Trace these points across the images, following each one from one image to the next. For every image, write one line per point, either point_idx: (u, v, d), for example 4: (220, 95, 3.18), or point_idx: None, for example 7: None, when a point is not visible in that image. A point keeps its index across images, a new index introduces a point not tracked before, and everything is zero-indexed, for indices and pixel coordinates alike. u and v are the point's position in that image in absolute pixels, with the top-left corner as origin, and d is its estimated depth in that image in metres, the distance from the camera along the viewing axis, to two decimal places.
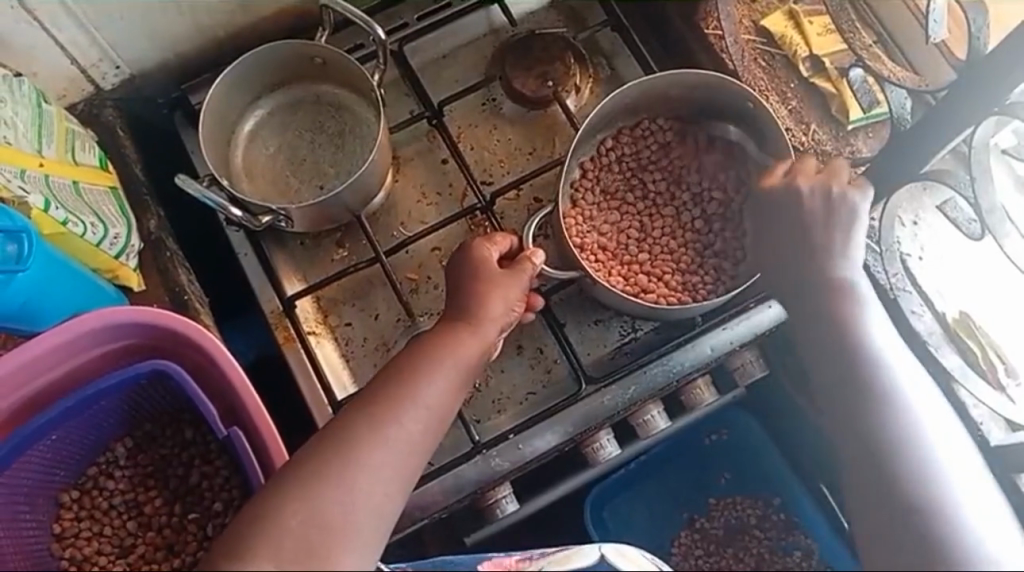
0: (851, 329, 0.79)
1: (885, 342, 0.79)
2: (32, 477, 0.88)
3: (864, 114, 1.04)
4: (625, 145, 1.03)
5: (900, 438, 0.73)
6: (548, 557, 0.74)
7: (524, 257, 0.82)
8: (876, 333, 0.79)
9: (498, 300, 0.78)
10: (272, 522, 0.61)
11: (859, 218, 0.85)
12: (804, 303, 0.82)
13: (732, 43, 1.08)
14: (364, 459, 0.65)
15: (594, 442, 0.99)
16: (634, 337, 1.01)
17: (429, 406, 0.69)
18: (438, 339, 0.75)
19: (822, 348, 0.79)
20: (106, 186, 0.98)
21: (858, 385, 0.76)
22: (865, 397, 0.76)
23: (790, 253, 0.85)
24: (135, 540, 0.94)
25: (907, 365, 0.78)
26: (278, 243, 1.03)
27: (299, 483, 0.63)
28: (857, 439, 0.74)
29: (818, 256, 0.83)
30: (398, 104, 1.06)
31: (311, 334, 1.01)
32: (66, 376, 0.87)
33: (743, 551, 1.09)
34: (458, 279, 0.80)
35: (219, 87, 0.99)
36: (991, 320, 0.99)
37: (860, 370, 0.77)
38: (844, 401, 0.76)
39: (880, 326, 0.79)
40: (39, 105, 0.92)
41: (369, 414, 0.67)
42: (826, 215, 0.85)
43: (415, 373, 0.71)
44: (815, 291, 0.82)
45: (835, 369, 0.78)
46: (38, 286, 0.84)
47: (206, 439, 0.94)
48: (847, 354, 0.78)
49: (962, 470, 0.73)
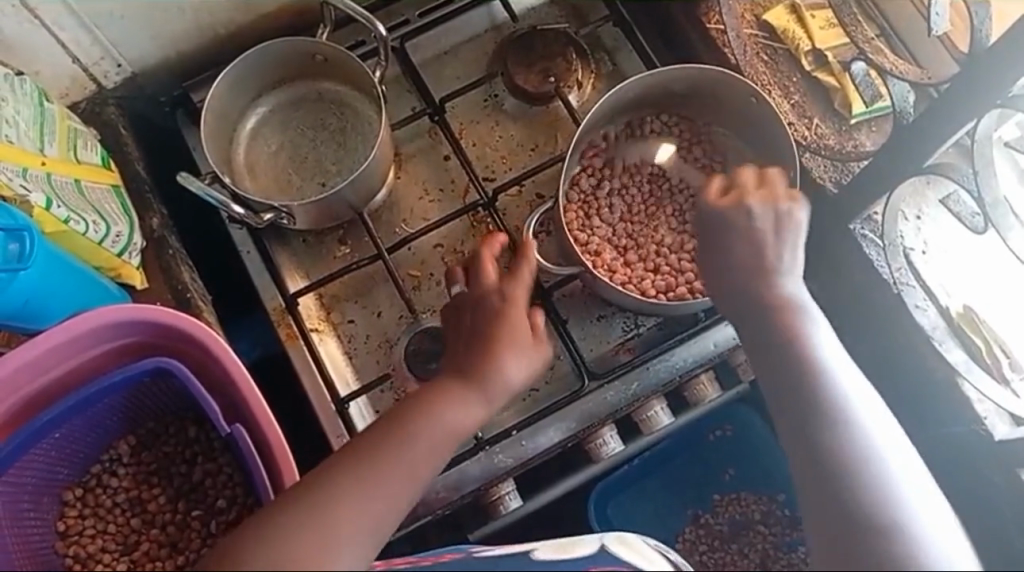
0: (795, 355, 0.70)
1: (830, 349, 0.70)
2: (34, 476, 0.88)
3: (867, 108, 1.04)
4: (626, 142, 1.03)
5: (847, 446, 0.66)
6: (545, 543, 0.75)
7: (533, 327, 0.75)
8: (821, 340, 0.70)
9: (511, 359, 0.72)
10: (284, 535, 0.60)
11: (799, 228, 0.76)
12: (745, 326, 0.73)
13: (735, 38, 1.07)
14: (349, 513, 0.61)
15: (596, 439, 0.99)
16: (638, 333, 1.00)
17: (425, 459, 0.66)
18: (445, 386, 0.70)
19: (773, 368, 0.70)
20: (109, 185, 0.98)
21: (802, 399, 0.68)
22: (811, 409, 0.67)
23: (729, 274, 0.75)
24: (139, 537, 0.94)
25: (858, 386, 0.69)
26: (280, 241, 1.03)
27: (279, 530, 0.60)
28: (801, 447, 0.67)
29: (753, 272, 0.73)
30: (400, 101, 1.06)
31: (314, 330, 1.01)
32: (68, 375, 0.87)
33: (748, 547, 1.09)
34: (467, 326, 0.75)
35: (221, 85, 0.99)
36: (993, 312, 0.99)
37: (800, 378, 0.69)
38: (786, 413, 0.69)
39: (831, 345, 0.71)
40: (41, 104, 0.92)
41: (359, 464, 0.64)
42: (775, 229, 0.75)
43: (416, 423, 0.67)
44: (751, 312, 0.73)
45: (781, 385, 0.69)
46: (40, 284, 0.84)
47: (209, 437, 0.95)
48: (792, 384, 0.69)
49: (906, 464, 0.66)
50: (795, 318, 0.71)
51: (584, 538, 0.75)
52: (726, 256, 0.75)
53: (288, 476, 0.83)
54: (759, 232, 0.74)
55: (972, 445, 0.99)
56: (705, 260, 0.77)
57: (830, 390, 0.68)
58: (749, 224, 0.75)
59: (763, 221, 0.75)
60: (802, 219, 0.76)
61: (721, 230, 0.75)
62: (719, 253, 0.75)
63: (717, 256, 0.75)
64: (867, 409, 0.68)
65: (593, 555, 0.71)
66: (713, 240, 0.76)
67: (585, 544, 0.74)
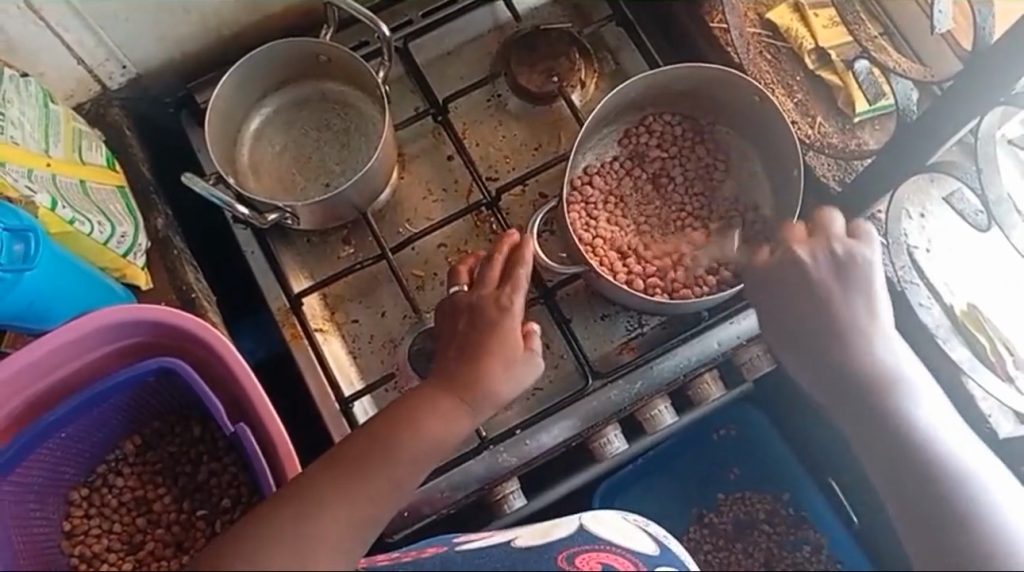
0: (891, 402, 0.75)
1: (909, 376, 0.77)
2: (40, 476, 0.89)
3: (870, 106, 1.04)
4: (628, 144, 1.03)
5: (955, 491, 0.73)
6: (526, 532, 0.78)
7: (525, 339, 0.76)
8: (914, 386, 0.77)
9: (499, 369, 0.73)
10: (266, 532, 0.61)
11: (865, 266, 0.81)
12: (829, 368, 0.78)
13: (738, 37, 1.07)
14: (328, 514, 0.63)
15: (600, 438, 0.98)
16: (641, 332, 1.00)
17: (410, 461, 0.67)
18: (436, 392, 0.72)
19: (856, 402, 0.77)
20: (114, 186, 0.98)
21: (887, 432, 0.75)
22: (898, 440, 0.74)
23: (810, 318, 0.80)
24: (144, 537, 0.94)
25: (954, 428, 0.76)
26: (284, 241, 1.03)
27: (260, 532, 0.61)
28: (893, 477, 0.74)
29: (835, 316, 0.79)
30: (403, 101, 1.06)
31: (319, 330, 1.01)
32: (73, 375, 0.87)
33: (753, 546, 1.10)
34: (462, 331, 0.76)
35: (225, 86, 0.99)
36: (999, 313, 0.99)
37: (899, 423, 0.75)
38: (874, 444, 0.75)
39: (922, 389, 0.77)
40: (45, 106, 0.92)
41: (339, 469, 0.65)
42: (833, 274, 0.81)
43: (401, 428, 0.69)
44: (835, 357, 0.78)
45: (866, 419, 0.76)
46: (46, 285, 0.85)
47: (214, 436, 0.95)
48: (892, 430, 0.75)
49: (1001, 496, 0.75)
50: (869, 351, 0.77)
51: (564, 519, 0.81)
52: (790, 297, 0.81)
53: (290, 470, 0.84)
54: (809, 275, 0.81)
55: None
56: (774, 299, 0.83)
57: (931, 435, 0.74)
58: (815, 269, 0.81)
59: (820, 268, 0.81)
60: (868, 256, 0.81)
61: (779, 274, 0.83)
62: (786, 296, 0.82)
63: (794, 297, 0.81)
64: (966, 449, 0.75)
65: (573, 535, 0.76)
66: (766, 284, 0.83)
67: (563, 528, 0.78)
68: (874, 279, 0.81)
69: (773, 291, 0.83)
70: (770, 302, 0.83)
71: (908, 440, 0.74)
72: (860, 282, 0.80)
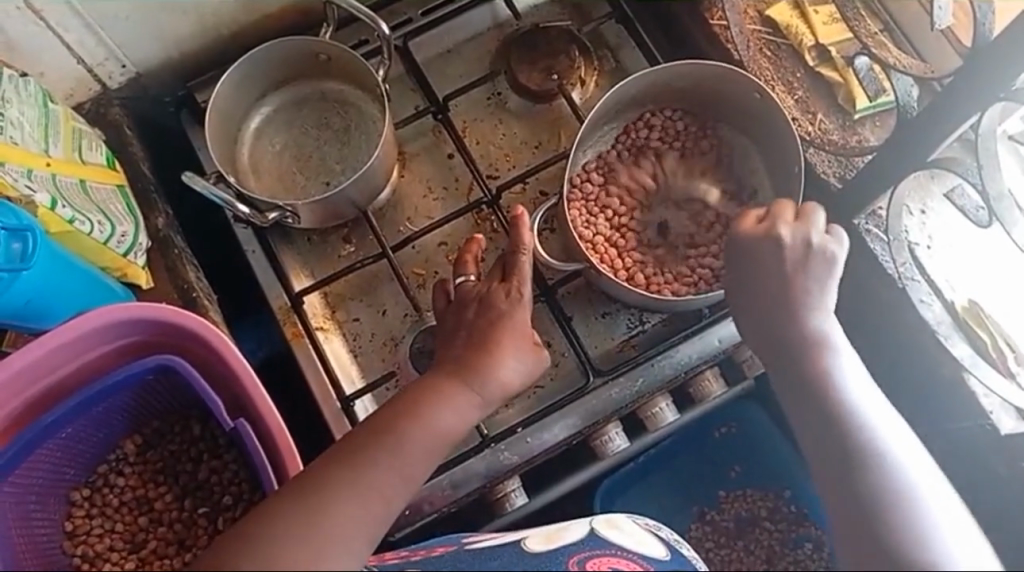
0: (823, 388, 0.72)
1: (858, 388, 0.72)
2: (41, 476, 0.88)
3: (870, 103, 1.04)
4: (628, 140, 1.03)
5: (877, 473, 0.67)
6: (538, 532, 0.78)
7: (534, 334, 0.76)
8: (851, 378, 0.73)
9: (509, 359, 0.73)
10: (273, 525, 0.60)
11: (833, 256, 0.78)
12: (776, 358, 0.76)
13: (738, 34, 1.07)
14: (336, 504, 0.62)
15: (602, 435, 0.98)
16: (642, 330, 1.00)
17: (415, 452, 0.67)
18: (441, 383, 0.71)
19: (808, 407, 0.72)
20: (114, 185, 0.98)
21: (836, 436, 0.70)
22: (845, 447, 0.69)
23: (764, 309, 0.78)
24: (146, 536, 0.94)
25: (892, 423, 0.71)
26: (284, 240, 1.03)
27: (267, 525, 0.60)
28: (835, 485, 0.68)
29: (782, 306, 0.77)
30: (403, 99, 1.06)
31: (320, 329, 1.01)
32: (74, 375, 0.87)
33: (754, 543, 1.10)
34: (469, 322, 0.76)
35: (225, 86, 0.99)
36: (1001, 310, 0.98)
37: (829, 408, 0.71)
38: (822, 454, 0.70)
39: (862, 384, 0.73)
40: (45, 105, 0.92)
41: (344, 462, 0.64)
42: (804, 259, 0.77)
43: (404, 419, 0.68)
44: (780, 348, 0.76)
45: (815, 425, 0.71)
46: (46, 285, 0.85)
47: (215, 434, 0.95)
48: (820, 415, 0.71)
49: (939, 493, 0.68)
50: (823, 358, 0.74)
51: (573, 524, 0.80)
52: (760, 283, 0.78)
53: (292, 465, 0.84)
54: (783, 263, 0.77)
55: (979, 439, 1.00)
56: (739, 288, 0.80)
57: (860, 422, 0.70)
58: (784, 249, 0.77)
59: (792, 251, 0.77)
60: (838, 253, 0.78)
61: (757, 252, 0.78)
62: (756, 281, 0.78)
63: (750, 286, 0.79)
64: (900, 442, 0.69)
65: (583, 540, 0.75)
66: (738, 269, 0.80)
67: (574, 529, 0.78)
68: (835, 280, 0.77)
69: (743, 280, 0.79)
70: (742, 291, 0.79)
71: (853, 446, 0.69)
72: (825, 272, 0.77)
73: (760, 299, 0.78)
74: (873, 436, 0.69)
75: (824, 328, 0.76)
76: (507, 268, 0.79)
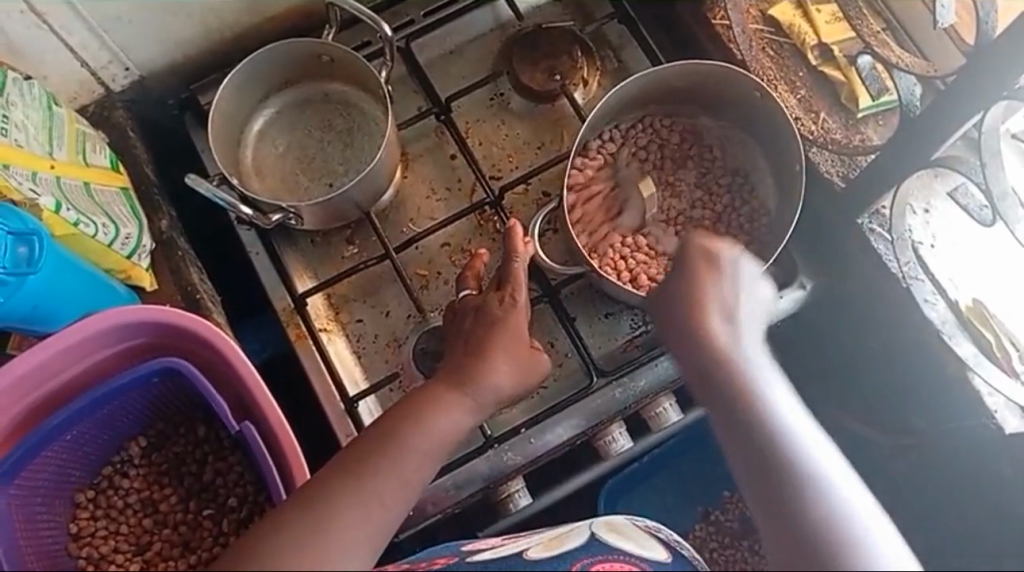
0: (748, 405, 0.67)
1: (785, 405, 0.67)
2: (46, 478, 0.89)
3: (873, 102, 1.03)
4: (630, 140, 1.03)
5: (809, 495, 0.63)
6: (539, 539, 0.78)
7: (531, 342, 0.76)
8: (774, 393, 0.68)
9: (508, 362, 0.73)
10: (279, 534, 0.60)
11: (756, 281, 0.74)
12: (698, 376, 0.70)
13: (740, 33, 1.07)
14: (340, 511, 0.62)
15: (606, 436, 0.98)
16: (646, 330, 1.00)
17: (417, 455, 0.66)
18: (441, 388, 0.71)
19: (736, 424, 0.67)
20: (118, 187, 0.98)
21: (768, 460, 0.65)
22: (776, 466, 0.64)
23: (687, 328, 0.72)
24: (152, 538, 0.95)
25: (818, 440, 0.66)
26: (288, 242, 1.03)
27: (273, 533, 0.60)
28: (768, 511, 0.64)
29: (712, 324, 0.71)
30: (405, 100, 1.06)
31: (323, 330, 1.01)
32: (80, 378, 0.88)
33: (759, 543, 1.11)
34: (468, 329, 0.77)
35: (229, 88, 0.99)
36: (1005, 310, 0.98)
37: (755, 425, 0.66)
38: (751, 474, 0.65)
39: (786, 399, 0.68)
40: (49, 108, 0.93)
41: (348, 470, 0.64)
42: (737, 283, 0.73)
43: (404, 425, 0.68)
44: (701, 364, 0.70)
45: (744, 446, 0.66)
46: (51, 287, 0.85)
47: (219, 436, 0.96)
48: (748, 433, 0.66)
49: (870, 513, 0.64)
50: (747, 375, 0.68)
51: (573, 529, 0.79)
52: (698, 305, 0.72)
53: (297, 466, 0.84)
54: (710, 289, 0.72)
55: (982, 438, 0.99)
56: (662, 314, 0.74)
57: (789, 441, 0.65)
58: (717, 275, 0.73)
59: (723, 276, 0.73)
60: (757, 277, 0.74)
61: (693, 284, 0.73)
62: (685, 304, 0.72)
63: (679, 305, 0.72)
64: (829, 459, 0.65)
65: (584, 545, 0.75)
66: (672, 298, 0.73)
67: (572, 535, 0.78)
68: (762, 302, 0.73)
69: (670, 304, 0.73)
70: (675, 313, 0.73)
71: (788, 473, 0.64)
72: (753, 292, 0.73)
73: (700, 323, 0.71)
74: (806, 455, 0.65)
75: (746, 347, 0.70)
76: (502, 276, 0.80)
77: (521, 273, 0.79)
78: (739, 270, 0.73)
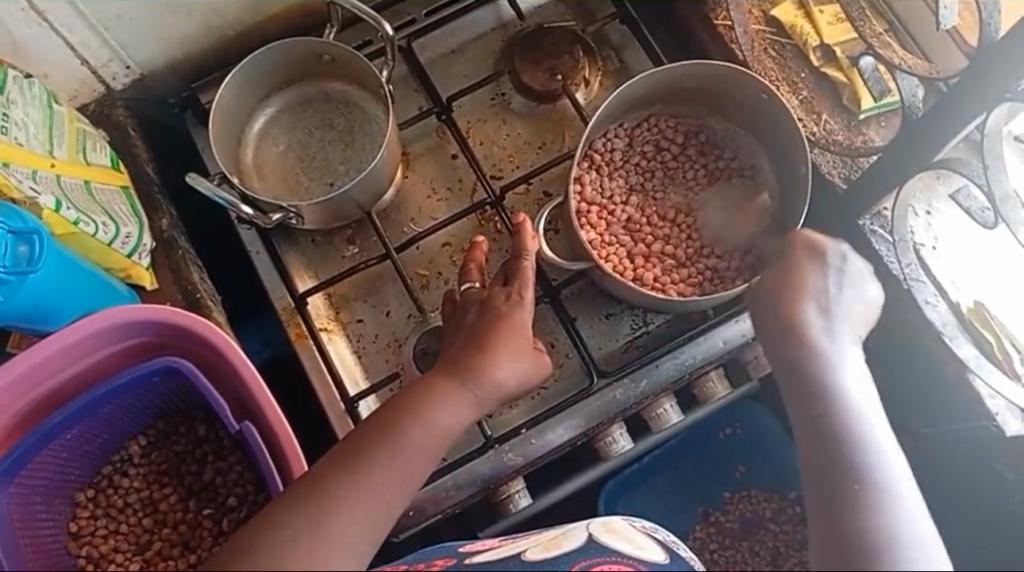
0: (821, 383, 0.69)
1: (857, 388, 0.69)
2: (46, 476, 0.88)
3: (874, 103, 1.03)
4: (636, 139, 1.03)
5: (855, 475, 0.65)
6: (535, 540, 0.78)
7: (534, 340, 0.76)
8: (848, 377, 0.70)
9: (510, 361, 0.73)
10: (273, 533, 0.60)
11: (862, 279, 0.75)
12: (777, 354, 0.72)
13: (743, 34, 1.07)
14: (336, 508, 0.62)
15: (606, 436, 0.98)
16: (646, 331, 1.00)
17: (418, 452, 0.66)
18: (442, 381, 0.71)
19: (803, 400, 0.69)
20: (118, 186, 0.98)
21: (833, 440, 0.67)
22: (831, 443, 0.67)
23: (778, 313, 0.73)
24: (151, 537, 0.94)
25: (880, 424, 0.68)
26: (289, 241, 1.03)
27: (268, 532, 0.60)
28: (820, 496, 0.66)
29: (801, 309, 0.72)
30: (407, 99, 1.06)
31: (324, 330, 1.01)
32: (79, 376, 0.88)
33: (760, 544, 1.10)
34: (470, 324, 0.76)
35: (229, 87, 0.99)
36: (1004, 311, 0.98)
37: (823, 403, 0.68)
38: (809, 446, 0.68)
39: (859, 383, 0.70)
40: (50, 106, 0.92)
41: (345, 466, 0.64)
42: (835, 280, 0.74)
43: (404, 419, 0.67)
44: (783, 343, 0.72)
45: (808, 421, 0.68)
46: (52, 286, 0.85)
47: (219, 436, 0.96)
48: (813, 409, 0.68)
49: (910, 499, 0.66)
50: (826, 364, 0.70)
51: (571, 529, 0.79)
52: (792, 295, 0.73)
53: (296, 465, 0.84)
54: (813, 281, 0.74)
55: (983, 439, 0.99)
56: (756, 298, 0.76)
57: (850, 422, 0.67)
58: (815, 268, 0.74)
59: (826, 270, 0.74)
60: (859, 270, 0.75)
61: (792, 277, 0.74)
62: (780, 293, 0.74)
63: (774, 291, 0.74)
64: (885, 443, 0.67)
65: (582, 547, 0.75)
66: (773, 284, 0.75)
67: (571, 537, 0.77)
68: (863, 298, 0.74)
69: (768, 292, 0.75)
70: (771, 301, 0.74)
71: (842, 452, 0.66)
72: (851, 288, 0.74)
73: (792, 311, 0.73)
74: (863, 436, 0.67)
75: (834, 337, 0.72)
76: (509, 274, 0.80)
77: (528, 271, 0.80)
78: (844, 264, 0.74)
